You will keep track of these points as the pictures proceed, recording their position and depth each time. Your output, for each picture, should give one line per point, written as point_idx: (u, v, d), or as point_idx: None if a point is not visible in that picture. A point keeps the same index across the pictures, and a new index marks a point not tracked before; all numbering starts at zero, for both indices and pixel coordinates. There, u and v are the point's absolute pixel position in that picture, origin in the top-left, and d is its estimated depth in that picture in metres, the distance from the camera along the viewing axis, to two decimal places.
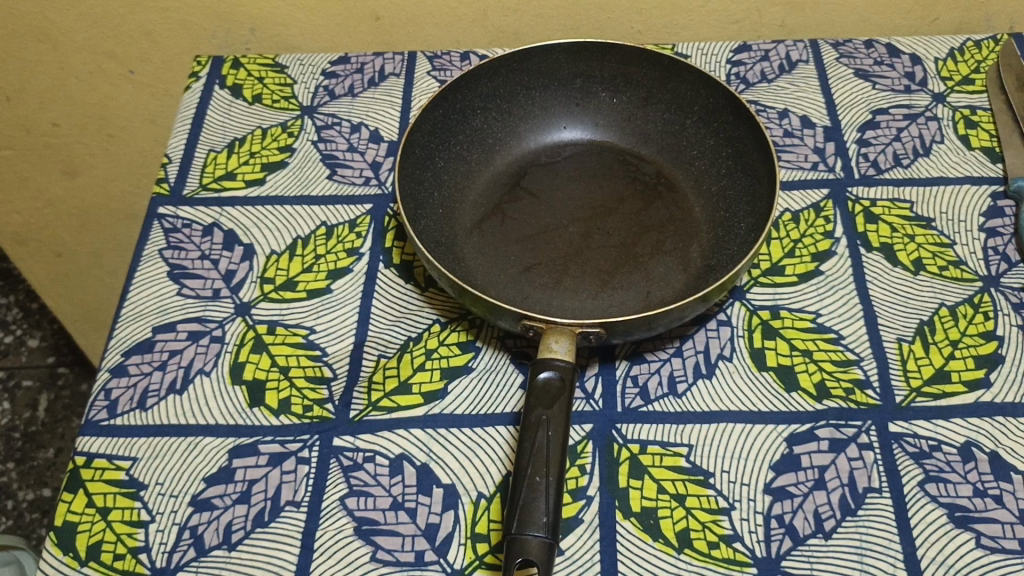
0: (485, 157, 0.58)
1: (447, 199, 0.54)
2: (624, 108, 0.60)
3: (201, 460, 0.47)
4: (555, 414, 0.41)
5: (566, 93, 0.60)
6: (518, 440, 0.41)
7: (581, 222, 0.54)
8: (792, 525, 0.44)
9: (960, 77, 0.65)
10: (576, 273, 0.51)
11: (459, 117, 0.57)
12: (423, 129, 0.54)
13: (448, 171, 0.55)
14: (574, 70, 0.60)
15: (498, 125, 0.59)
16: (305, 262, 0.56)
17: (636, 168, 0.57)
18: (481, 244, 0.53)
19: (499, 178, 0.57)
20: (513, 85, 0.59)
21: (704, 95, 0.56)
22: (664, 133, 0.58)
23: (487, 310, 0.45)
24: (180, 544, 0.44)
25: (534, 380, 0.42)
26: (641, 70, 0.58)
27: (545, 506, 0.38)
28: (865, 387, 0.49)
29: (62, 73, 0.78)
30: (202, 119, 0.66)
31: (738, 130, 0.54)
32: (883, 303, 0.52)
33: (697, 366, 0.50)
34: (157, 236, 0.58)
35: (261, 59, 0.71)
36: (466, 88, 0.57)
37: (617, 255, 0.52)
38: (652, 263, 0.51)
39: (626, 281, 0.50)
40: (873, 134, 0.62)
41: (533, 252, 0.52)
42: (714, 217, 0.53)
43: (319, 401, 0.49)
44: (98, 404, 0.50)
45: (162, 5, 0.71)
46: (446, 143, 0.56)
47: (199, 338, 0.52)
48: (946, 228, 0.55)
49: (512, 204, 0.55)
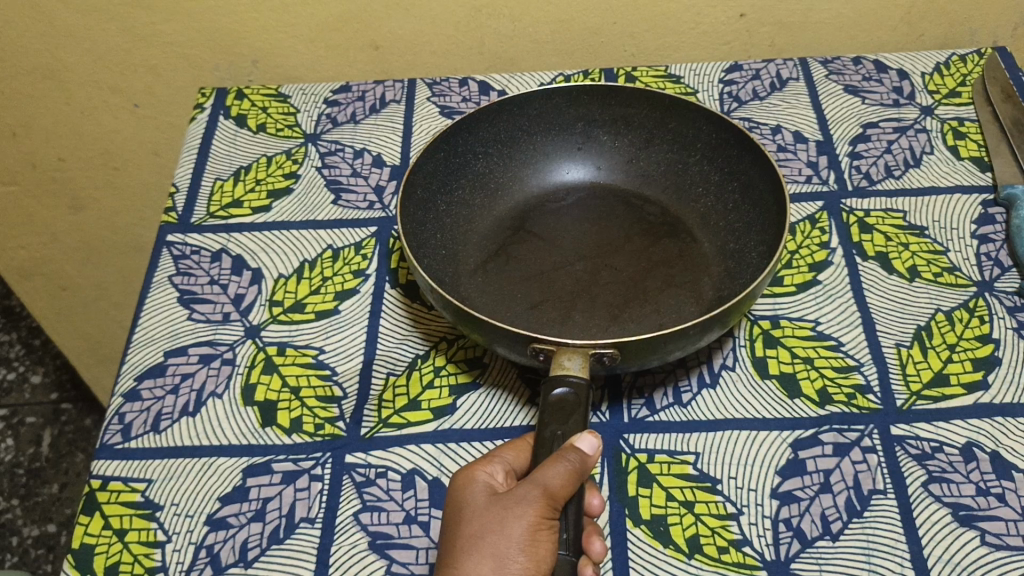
0: (488, 203, 0.59)
1: (449, 241, 0.55)
2: (626, 150, 0.61)
3: (216, 481, 0.48)
4: (569, 432, 0.41)
5: (568, 136, 0.62)
6: (534, 455, 0.41)
7: (588, 260, 0.54)
8: (799, 528, 0.45)
9: (947, 90, 0.67)
10: (586, 309, 0.51)
11: (460, 160, 0.58)
12: (424, 170, 0.55)
13: (450, 213, 0.57)
14: (574, 114, 0.61)
15: (499, 170, 0.60)
16: (312, 284, 0.57)
17: (641, 210, 0.59)
18: (484, 283, 0.54)
19: (502, 222, 0.59)
20: (513, 130, 0.61)
21: (705, 133, 0.57)
22: (668, 173, 0.59)
23: (497, 341, 0.44)
24: (197, 563, 0.45)
25: (548, 398, 0.41)
26: (640, 113, 0.60)
27: (565, 523, 0.38)
28: (865, 391, 0.49)
29: (68, 108, 0.80)
30: (207, 148, 0.67)
31: (742, 162, 0.55)
32: (880, 310, 0.53)
33: (701, 376, 0.51)
34: (167, 263, 0.59)
35: (263, 90, 0.72)
36: (469, 130, 0.58)
37: (627, 290, 0.52)
38: (662, 297, 0.52)
39: (638, 313, 0.51)
40: (864, 146, 0.63)
41: (539, 290, 0.53)
42: (723, 251, 0.54)
43: (330, 419, 0.50)
44: (112, 428, 0.50)
45: (166, 39, 0.73)
46: (449, 185, 0.57)
47: (210, 360, 0.53)
48: (939, 235, 0.57)
49: (516, 246, 0.56)
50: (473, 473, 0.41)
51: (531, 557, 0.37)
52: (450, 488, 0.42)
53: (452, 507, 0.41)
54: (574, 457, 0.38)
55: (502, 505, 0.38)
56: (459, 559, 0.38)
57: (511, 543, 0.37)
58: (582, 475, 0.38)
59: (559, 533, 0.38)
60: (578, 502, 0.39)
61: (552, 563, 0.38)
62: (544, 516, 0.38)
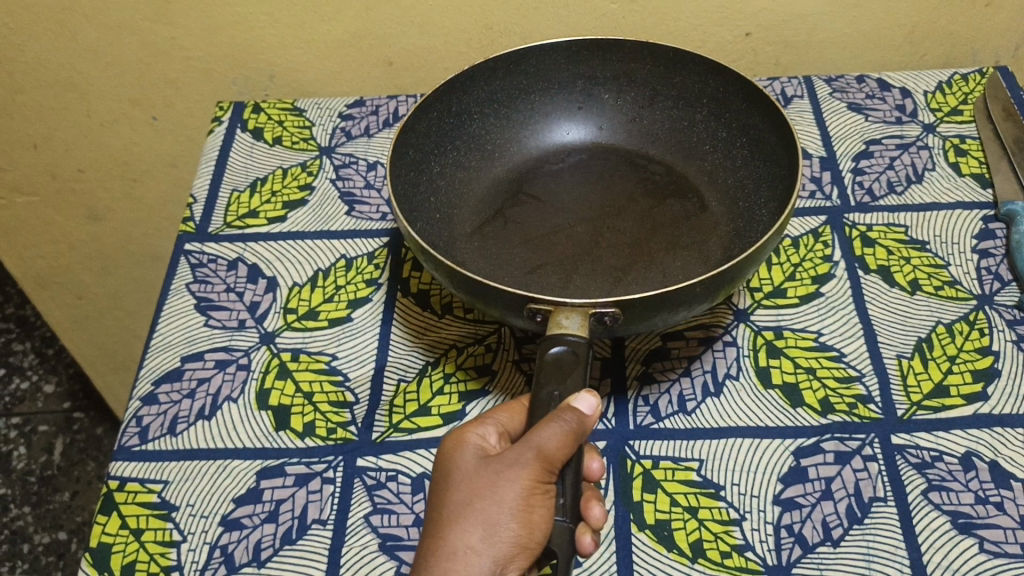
0: (484, 164, 0.61)
1: (444, 204, 0.57)
2: (629, 109, 0.62)
3: (230, 483, 0.49)
4: (568, 392, 0.40)
5: (569, 95, 0.63)
6: (530, 416, 0.40)
7: (590, 222, 0.55)
8: (801, 534, 0.46)
9: (948, 108, 0.68)
10: (586, 272, 0.52)
11: (455, 121, 0.59)
12: (417, 132, 0.56)
13: (444, 177, 0.58)
14: (575, 72, 0.62)
15: (496, 131, 0.62)
16: (326, 292, 0.58)
17: (645, 169, 0.60)
18: (478, 246, 0.55)
19: (500, 185, 0.60)
20: (512, 88, 0.62)
21: (712, 87, 0.58)
22: (674, 131, 0.61)
23: (499, 308, 0.44)
24: (211, 562, 0.46)
25: (546, 357, 0.41)
26: (643, 69, 0.61)
27: (563, 489, 0.39)
28: (867, 401, 0.50)
29: (89, 120, 0.82)
30: (224, 160, 0.68)
31: (752, 117, 0.56)
32: (882, 322, 0.54)
33: (705, 386, 0.52)
34: (184, 271, 0.60)
35: (280, 104, 0.74)
36: (463, 91, 0.59)
37: (631, 251, 0.53)
38: (667, 258, 0.52)
39: (643, 275, 0.51)
40: (867, 163, 0.64)
41: (538, 254, 0.53)
42: (733, 209, 0.55)
43: (342, 424, 0.51)
44: (130, 430, 0.52)
45: (185, 54, 0.75)
46: (443, 148, 0.58)
47: (225, 366, 0.54)
48: (940, 249, 0.58)
49: (513, 209, 0.57)
50: (463, 435, 0.43)
51: (524, 522, 0.38)
52: (440, 453, 0.43)
53: (446, 473, 0.42)
54: (571, 419, 0.38)
55: (494, 471, 0.39)
56: (451, 525, 0.39)
57: (504, 509, 0.38)
58: (579, 436, 0.38)
59: (555, 499, 0.39)
60: (575, 466, 0.39)
61: (547, 530, 0.38)
62: (538, 481, 0.38)
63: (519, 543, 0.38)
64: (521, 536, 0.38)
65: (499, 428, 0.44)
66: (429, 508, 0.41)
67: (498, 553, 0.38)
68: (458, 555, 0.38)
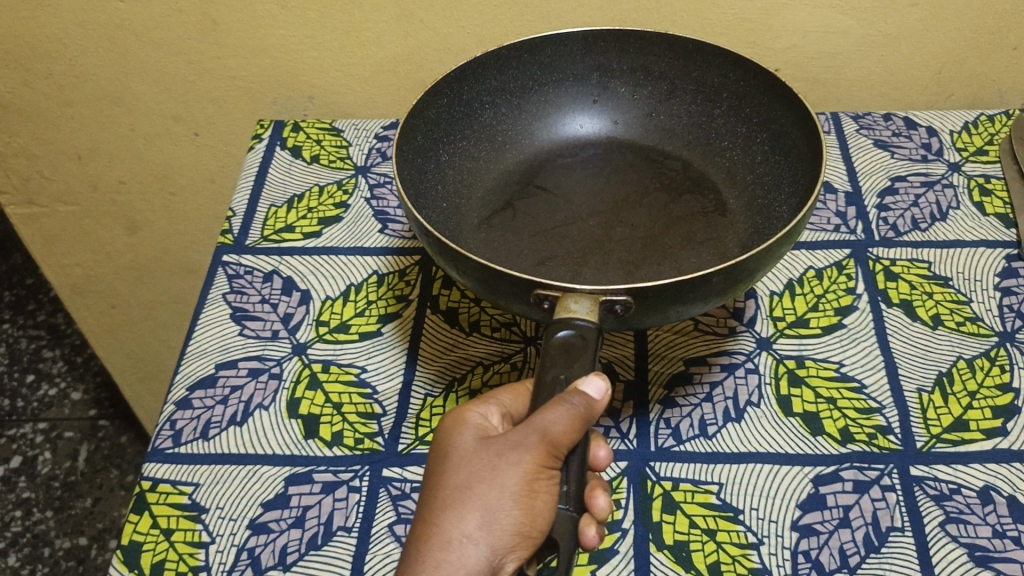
0: (495, 156, 0.62)
1: (451, 195, 0.58)
2: (645, 104, 0.63)
3: (260, 487, 0.50)
4: (574, 375, 0.41)
5: (583, 88, 0.64)
6: (535, 400, 0.41)
7: (602, 215, 0.56)
8: (818, 560, 0.46)
9: (974, 148, 0.69)
10: (597, 264, 0.53)
11: (464, 110, 0.60)
12: (426, 119, 0.57)
13: (452, 167, 0.59)
14: (590, 64, 0.63)
15: (508, 123, 0.63)
16: (357, 307, 0.60)
17: (661, 165, 0.61)
18: (487, 237, 0.56)
19: (511, 176, 0.61)
20: (524, 79, 0.63)
21: (732, 81, 0.59)
22: (691, 127, 0.62)
23: (505, 297, 0.45)
24: (238, 564, 0.47)
25: (552, 340, 0.42)
26: (660, 62, 0.61)
27: (569, 476, 0.40)
28: (886, 432, 0.51)
29: (132, 134, 0.84)
30: (263, 177, 0.71)
31: (772, 111, 0.57)
32: (903, 355, 0.55)
33: (727, 411, 0.53)
34: (221, 281, 0.62)
35: (319, 124, 0.76)
36: (473, 81, 0.60)
37: (643, 245, 0.54)
38: (682, 253, 0.53)
39: (656, 268, 0.52)
40: (892, 199, 0.65)
41: (548, 246, 0.55)
42: (751, 206, 0.56)
43: (369, 434, 0.53)
44: (164, 433, 0.53)
45: (229, 73, 0.77)
46: (452, 137, 0.60)
47: (258, 374, 0.56)
48: (963, 286, 0.59)
49: (523, 201, 0.59)
50: (465, 416, 0.44)
51: (526, 510, 0.39)
52: (439, 434, 0.44)
53: (444, 453, 0.43)
54: (578, 403, 0.39)
55: (494, 457, 0.40)
56: (448, 513, 0.40)
57: (504, 496, 0.39)
58: (586, 421, 0.39)
59: (560, 486, 0.40)
60: (581, 454, 0.41)
61: (550, 518, 0.39)
62: (542, 471, 0.39)
63: (519, 530, 0.39)
64: (522, 524, 0.39)
65: (502, 409, 0.45)
66: (423, 492, 0.42)
67: (496, 542, 0.39)
68: (455, 543, 0.39)
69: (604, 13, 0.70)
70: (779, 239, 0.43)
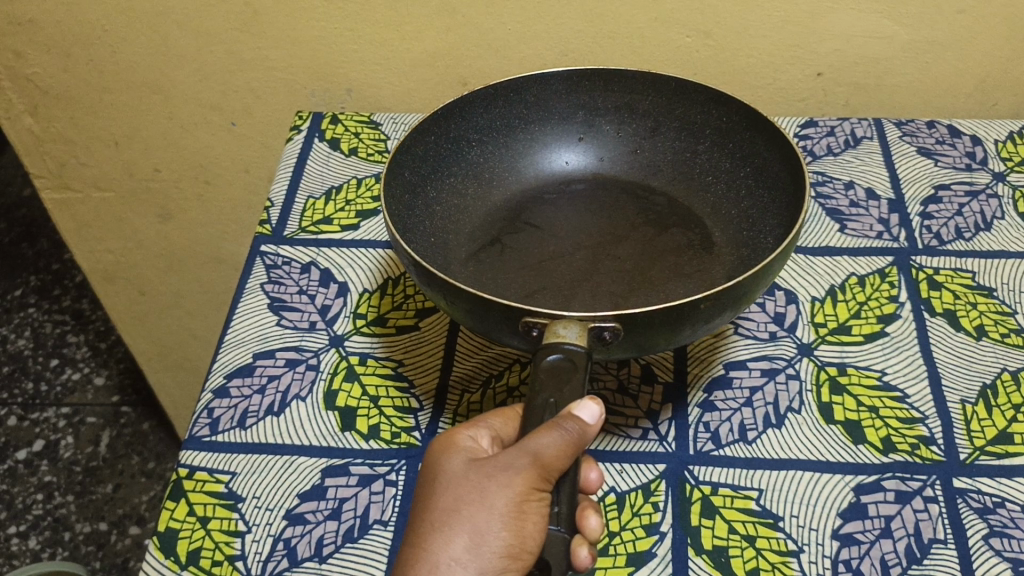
0: (482, 191, 0.60)
1: (439, 229, 0.56)
2: (629, 141, 0.62)
3: (296, 478, 0.50)
4: (564, 400, 0.40)
5: (569, 126, 0.63)
6: (524, 425, 0.41)
7: (589, 249, 0.55)
8: (859, 569, 0.46)
9: (1019, 158, 0.68)
10: (586, 297, 0.52)
11: (451, 147, 0.59)
12: (415, 152, 0.56)
13: (439, 202, 0.58)
14: (573, 103, 0.62)
15: (493, 160, 0.62)
16: (394, 300, 0.60)
17: (648, 202, 0.59)
18: (476, 271, 0.54)
19: (498, 212, 0.60)
20: (508, 118, 0.62)
21: (715, 117, 0.58)
22: (677, 165, 0.60)
23: (493, 328, 0.44)
24: (274, 554, 0.47)
25: (541, 364, 0.41)
26: (645, 101, 0.61)
27: (559, 498, 0.39)
28: (929, 443, 0.50)
29: (169, 122, 0.84)
30: (302, 167, 0.71)
31: (755, 147, 0.56)
32: (946, 366, 0.54)
33: (767, 417, 0.53)
34: (259, 271, 0.62)
35: (357, 117, 0.76)
36: (463, 115, 0.59)
37: (630, 279, 0.53)
38: (670, 284, 0.52)
39: (644, 298, 0.51)
40: (936, 208, 0.65)
41: (537, 279, 0.53)
42: (738, 238, 0.55)
43: (406, 429, 0.53)
44: (201, 421, 0.53)
45: (269, 63, 0.77)
46: (440, 173, 0.58)
47: (295, 365, 0.56)
48: (1008, 297, 0.58)
49: (511, 236, 0.57)
50: (455, 439, 0.43)
51: (515, 532, 0.38)
52: (427, 459, 0.43)
53: (432, 476, 0.42)
54: (571, 428, 0.39)
55: (483, 478, 0.40)
56: (436, 536, 0.39)
57: (494, 518, 0.39)
58: (577, 446, 0.39)
59: (551, 507, 0.39)
60: (573, 478, 0.40)
61: (540, 539, 0.39)
62: (532, 492, 0.39)
63: (508, 552, 0.38)
64: (512, 545, 0.38)
65: (491, 433, 0.44)
66: (411, 515, 0.42)
67: (485, 564, 0.38)
68: (443, 567, 0.38)
69: (646, 12, 0.70)
70: (768, 260, 0.43)
